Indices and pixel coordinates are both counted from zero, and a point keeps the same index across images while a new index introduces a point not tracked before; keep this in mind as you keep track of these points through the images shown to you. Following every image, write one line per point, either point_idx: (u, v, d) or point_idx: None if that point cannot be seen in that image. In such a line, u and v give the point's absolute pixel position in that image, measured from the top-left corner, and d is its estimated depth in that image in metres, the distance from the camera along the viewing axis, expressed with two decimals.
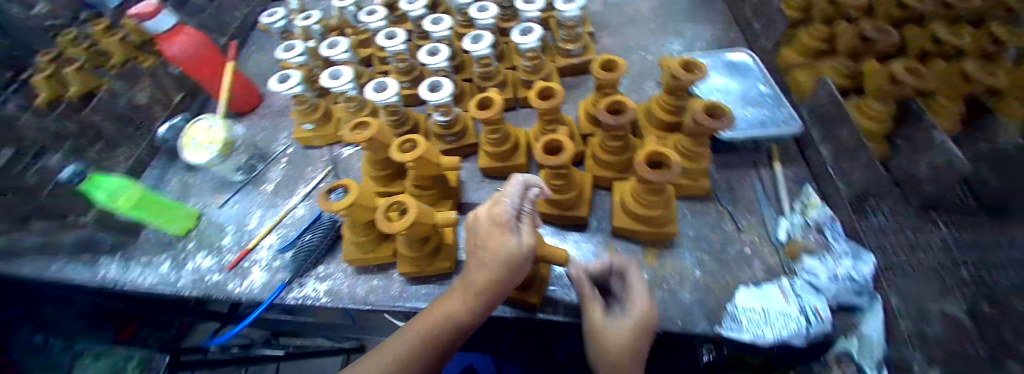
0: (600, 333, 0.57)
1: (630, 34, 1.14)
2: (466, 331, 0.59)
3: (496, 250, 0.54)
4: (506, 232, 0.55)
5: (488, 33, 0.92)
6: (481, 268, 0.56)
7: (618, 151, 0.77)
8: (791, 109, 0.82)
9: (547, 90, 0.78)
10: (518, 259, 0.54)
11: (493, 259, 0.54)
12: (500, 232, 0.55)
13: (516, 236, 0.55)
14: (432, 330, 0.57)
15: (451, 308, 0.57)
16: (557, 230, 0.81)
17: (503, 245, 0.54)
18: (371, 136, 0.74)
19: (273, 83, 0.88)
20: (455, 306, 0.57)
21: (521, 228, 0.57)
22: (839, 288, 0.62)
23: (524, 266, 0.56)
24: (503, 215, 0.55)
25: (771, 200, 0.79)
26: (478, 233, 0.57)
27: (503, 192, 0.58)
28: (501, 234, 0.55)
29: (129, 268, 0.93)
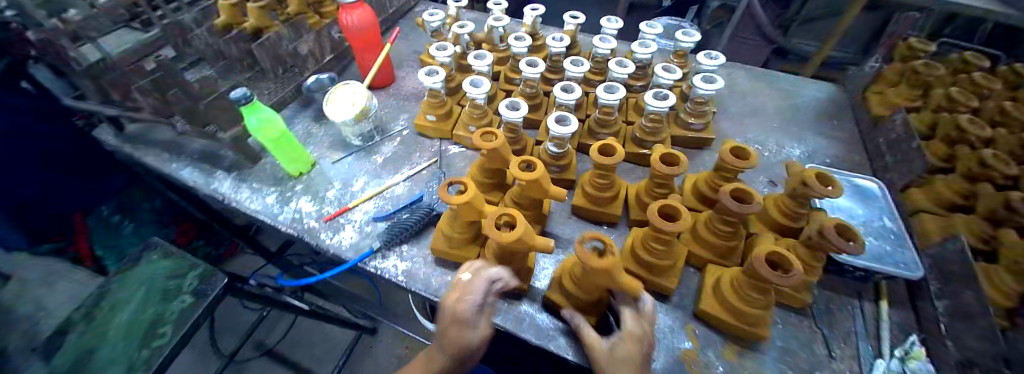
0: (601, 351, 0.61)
1: (746, 126, 1.18)
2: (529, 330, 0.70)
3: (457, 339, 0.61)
4: (465, 326, 0.61)
5: (622, 86, 0.98)
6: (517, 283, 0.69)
7: (726, 236, 0.77)
8: (915, 254, 0.79)
9: (671, 157, 0.81)
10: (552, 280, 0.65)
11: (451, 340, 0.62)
12: (459, 326, 0.61)
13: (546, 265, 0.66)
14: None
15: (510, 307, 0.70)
16: None
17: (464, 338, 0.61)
18: (499, 146, 0.79)
19: (422, 75, 0.99)
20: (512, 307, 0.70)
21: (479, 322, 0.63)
22: None
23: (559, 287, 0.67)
24: (462, 311, 0.60)
25: (870, 337, 0.75)
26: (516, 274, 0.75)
27: (467, 287, 0.63)
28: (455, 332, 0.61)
29: (238, 188, 1.03)
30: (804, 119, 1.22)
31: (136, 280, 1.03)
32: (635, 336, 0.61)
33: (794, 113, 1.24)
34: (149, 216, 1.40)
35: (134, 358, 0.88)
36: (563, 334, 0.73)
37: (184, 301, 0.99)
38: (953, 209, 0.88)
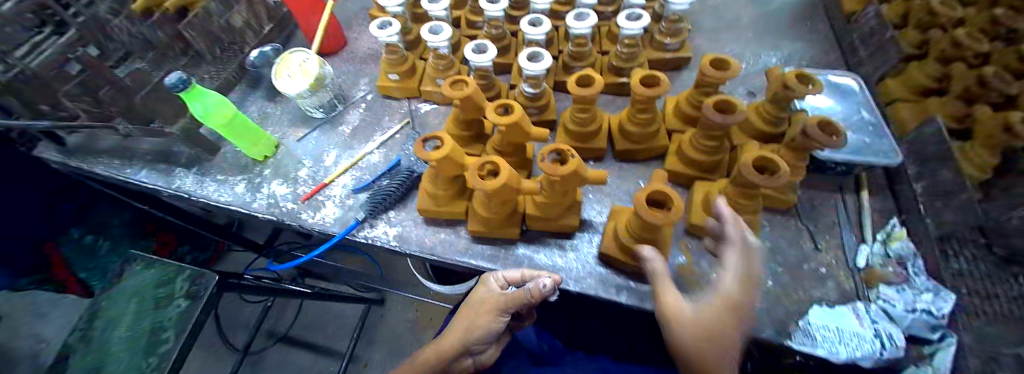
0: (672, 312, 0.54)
1: (723, 40, 1.14)
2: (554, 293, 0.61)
3: (481, 319, 0.68)
4: (492, 315, 0.68)
5: (593, 13, 0.91)
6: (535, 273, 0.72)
7: (711, 151, 0.76)
8: (893, 141, 0.80)
9: (651, 79, 0.77)
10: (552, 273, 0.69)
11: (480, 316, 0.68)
12: (487, 313, 0.68)
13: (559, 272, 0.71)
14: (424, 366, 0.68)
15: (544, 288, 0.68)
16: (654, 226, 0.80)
17: (485, 322, 0.68)
18: (470, 94, 0.74)
19: (374, 28, 0.91)
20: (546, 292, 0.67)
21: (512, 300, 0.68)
22: (911, 318, 0.64)
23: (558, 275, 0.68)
24: (492, 296, 0.68)
25: (853, 226, 0.78)
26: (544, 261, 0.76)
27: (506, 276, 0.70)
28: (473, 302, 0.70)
29: (204, 182, 0.97)
30: (778, 24, 1.18)
31: (124, 296, 1.01)
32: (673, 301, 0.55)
33: (768, 20, 1.20)
34: (122, 231, 1.30)
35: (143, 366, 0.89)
36: (561, 270, 0.76)
37: (178, 305, 0.97)
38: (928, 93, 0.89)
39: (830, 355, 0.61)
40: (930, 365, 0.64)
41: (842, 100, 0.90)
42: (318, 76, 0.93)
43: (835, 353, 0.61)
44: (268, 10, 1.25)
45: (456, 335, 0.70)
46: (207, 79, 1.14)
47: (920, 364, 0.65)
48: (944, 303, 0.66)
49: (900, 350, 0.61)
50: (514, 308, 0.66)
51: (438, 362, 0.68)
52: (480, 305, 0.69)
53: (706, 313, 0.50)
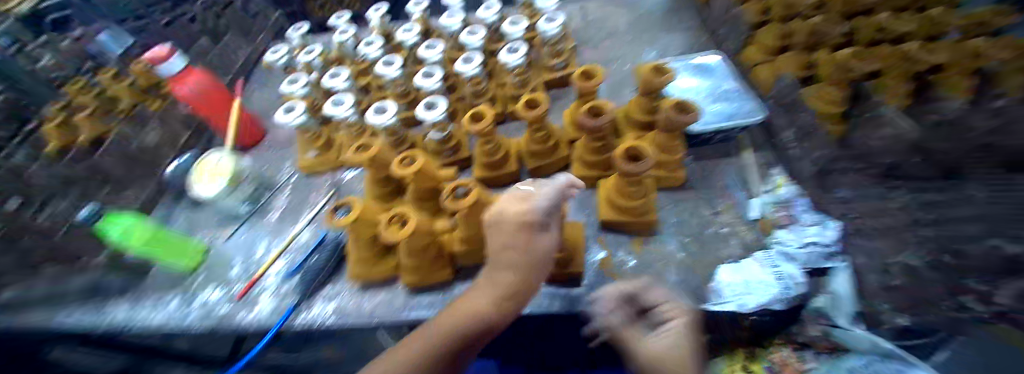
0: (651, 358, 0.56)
1: (607, 48, 1.26)
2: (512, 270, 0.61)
3: (529, 248, 0.58)
4: (534, 232, 0.58)
5: (478, 54, 1.00)
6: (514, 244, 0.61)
7: (599, 151, 0.85)
8: (758, 101, 0.90)
9: (533, 101, 0.86)
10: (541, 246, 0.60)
11: (520, 256, 0.58)
12: (529, 228, 0.58)
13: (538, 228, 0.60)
14: (458, 328, 0.60)
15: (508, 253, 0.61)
16: (592, 232, 0.85)
17: (536, 242, 0.58)
18: (373, 155, 0.80)
19: (279, 114, 0.96)
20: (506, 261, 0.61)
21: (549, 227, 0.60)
22: (806, 252, 0.72)
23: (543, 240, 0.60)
24: (541, 213, 0.58)
25: (743, 185, 0.86)
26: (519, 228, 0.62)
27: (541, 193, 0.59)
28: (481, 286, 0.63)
29: (138, 307, 0.95)
30: (652, 22, 1.32)
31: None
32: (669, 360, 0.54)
33: (644, 20, 1.35)
34: None
35: None
36: None
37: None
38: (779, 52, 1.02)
39: (740, 308, 0.67)
40: (829, 293, 0.72)
41: (711, 75, 1.01)
42: (234, 172, 1.01)
43: (744, 304, 0.67)
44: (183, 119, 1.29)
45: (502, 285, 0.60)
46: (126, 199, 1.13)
47: (820, 294, 0.73)
48: (830, 231, 0.74)
49: (799, 286, 0.67)
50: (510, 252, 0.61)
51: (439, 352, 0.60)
52: (500, 222, 0.60)
53: (665, 346, 0.56)
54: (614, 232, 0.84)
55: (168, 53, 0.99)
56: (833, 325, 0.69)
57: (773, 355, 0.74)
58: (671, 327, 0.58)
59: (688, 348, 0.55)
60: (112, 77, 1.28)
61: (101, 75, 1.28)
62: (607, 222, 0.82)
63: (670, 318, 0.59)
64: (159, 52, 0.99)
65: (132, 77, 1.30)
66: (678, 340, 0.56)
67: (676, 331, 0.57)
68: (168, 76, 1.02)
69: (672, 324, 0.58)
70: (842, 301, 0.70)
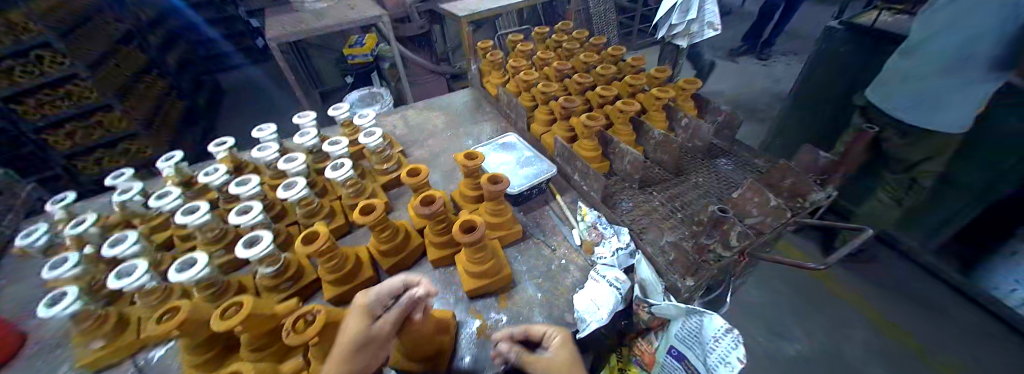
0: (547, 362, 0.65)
1: (432, 145, 1.45)
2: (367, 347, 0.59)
3: (349, 333, 0.59)
4: (365, 316, 0.61)
5: (302, 177, 1.03)
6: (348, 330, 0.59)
7: (443, 232, 0.95)
8: (549, 161, 1.18)
9: (369, 207, 0.92)
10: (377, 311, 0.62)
11: (344, 342, 0.58)
12: (360, 316, 0.61)
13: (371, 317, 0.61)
14: None
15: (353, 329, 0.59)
16: (464, 306, 0.90)
17: (356, 326, 0.59)
18: (186, 316, 0.69)
19: (38, 310, 0.74)
20: (354, 329, 0.59)
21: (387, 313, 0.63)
22: (616, 258, 0.91)
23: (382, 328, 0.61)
24: (370, 301, 0.63)
25: (564, 220, 1.08)
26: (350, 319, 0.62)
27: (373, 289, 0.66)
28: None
29: None
30: (463, 119, 1.61)
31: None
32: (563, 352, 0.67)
33: (456, 118, 1.63)
34: None
35: None
36: None
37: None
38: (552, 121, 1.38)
39: (600, 322, 0.79)
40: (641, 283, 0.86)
41: (513, 148, 1.27)
42: None
43: (601, 318, 0.80)
44: None
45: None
46: None
47: (637, 282, 0.87)
48: (623, 235, 0.95)
49: (623, 284, 0.84)
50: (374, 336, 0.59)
51: None
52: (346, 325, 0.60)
53: (559, 353, 0.67)
54: (480, 297, 0.91)
55: None
56: (650, 305, 0.78)
57: (637, 350, 0.88)
58: (556, 342, 0.70)
59: (572, 352, 0.68)
60: None
61: None
62: (470, 291, 0.89)
63: (554, 340, 0.71)
64: None
65: None
66: (568, 351, 0.68)
67: (564, 341, 0.70)
68: None
69: (557, 339, 0.71)
70: (649, 282, 0.84)
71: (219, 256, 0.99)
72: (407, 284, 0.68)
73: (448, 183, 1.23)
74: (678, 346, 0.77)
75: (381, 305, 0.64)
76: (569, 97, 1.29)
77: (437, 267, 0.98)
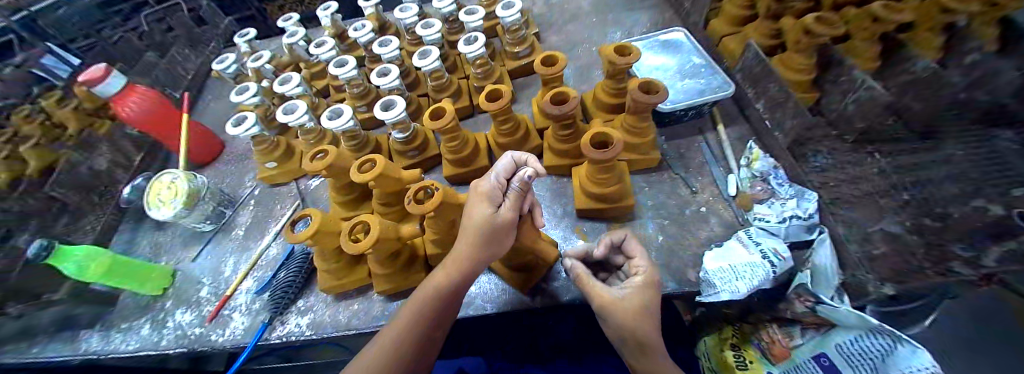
0: (609, 304, 0.53)
1: (572, 30, 1.19)
2: (494, 235, 0.55)
3: (476, 220, 0.55)
4: (486, 201, 0.55)
5: (435, 47, 0.96)
6: (473, 211, 0.56)
7: (569, 138, 0.81)
8: (724, 74, 0.87)
9: (495, 93, 0.83)
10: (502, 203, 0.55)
11: (472, 226, 0.56)
12: (482, 200, 0.56)
13: (493, 206, 0.55)
14: (440, 290, 0.58)
15: (477, 215, 0.55)
16: (572, 223, 0.81)
17: (480, 213, 0.55)
18: (332, 162, 0.76)
19: (229, 127, 0.91)
20: (480, 214, 0.55)
21: (505, 200, 0.55)
22: (787, 227, 0.69)
23: (508, 233, 0.56)
24: (485, 185, 0.56)
25: (720, 160, 0.83)
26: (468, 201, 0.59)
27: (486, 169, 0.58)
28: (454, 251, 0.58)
29: (107, 337, 0.90)
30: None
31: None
32: (635, 297, 0.53)
33: None
34: None
35: None
36: (473, 295, 0.74)
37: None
38: (745, 21, 0.98)
39: (733, 296, 0.61)
40: (812, 268, 0.67)
41: (678, 51, 0.97)
42: (190, 191, 0.90)
43: (735, 291, 0.62)
44: (135, 141, 1.20)
45: (465, 259, 0.57)
46: (85, 229, 1.05)
47: (805, 269, 0.68)
48: (808, 203, 0.70)
49: (785, 260, 0.63)
50: (495, 226, 0.55)
51: (437, 302, 0.57)
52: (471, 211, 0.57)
53: (630, 296, 0.53)
54: (595, 220, 0.80)
55: (106, 72, 0.92)
56: (815, 301, 0.59)
57: (762, 334, 0.70)
58: (638, 279, 0.55)
59: (652, 299, 0.53)
60: (56, 102, 1.18)
61: (44, 102, 1.18)
62: (583, 211, 0.79)
63: (637, 273, 0.56)
64: (94, 73, 0.92)
65: (75, 100, 1.20)
66: (642, 298, 0.52)
67: (643, 284, 0.54)
68: (108, 97, 0.96)
69: (640, 278, 0.55)
70: (826, 273, 0.66)
71: (362, 112, 1.04)
72: (516, 167, 0.56)
73: (582, 83, 1.04)
74: (831, 356, 0.59)
75: (498, 191, 0.56)
76: None
77: (550, 174, 0.89)
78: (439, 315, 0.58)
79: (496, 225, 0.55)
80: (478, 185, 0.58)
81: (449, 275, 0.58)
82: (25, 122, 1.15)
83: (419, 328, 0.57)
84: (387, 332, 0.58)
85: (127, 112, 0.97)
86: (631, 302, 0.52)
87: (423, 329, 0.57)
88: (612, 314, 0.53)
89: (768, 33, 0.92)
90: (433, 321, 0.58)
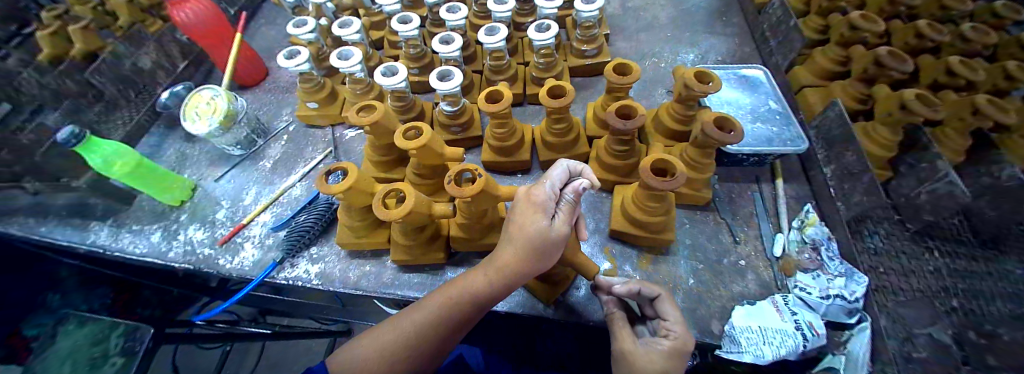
0: (629, 359, 0.50)
1: (643, 40, 1.13)
2: (544, 251, 0.52)
3: (528, 230, 0.52)
4: (541, 212, 0.52)
5: (504, 25, 0.92)
6: (526, 221, 0.52)
7: (623, 155, 0.76)
8: (800, 128, 0.82)
9: (559, 89, 0.78)
10: (558, 222, 0.52)
11: (522, 235, 0.52)
12: (537, 211, 0.52)
13: (548, 219, 0.52)
14: (474, 295, 0.55)
15: (530, 226, 0.52)
16: (602, 241, 0.78)
17: (533, 224, 0.52)
18: (376, 120, 0.73)
19: (281, 58, 0.88)
20: (534, 226, 0.52)
21: (559, 213, 0.54)
22: (828, 305, 0.64)
23: (556, 250, 0.53)
24: (541, 194, 0.53)
25: (770, 216, 0.79)
26: (515, 207, 0.55)
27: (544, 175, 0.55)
28: (496, 257, 0.55)
29: (120, 234, 0.91)
30: (699, 16, 1.17)
31: (56, 359, 0.89)
32: (657, 364, 0.48)
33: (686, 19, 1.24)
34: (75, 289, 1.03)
35: None
36: None
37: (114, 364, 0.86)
38: (832, 77, 0.92)
39: (757, 360, 0.59)
40: (846, 351, 0.64)
41: (754, 90, 0.91)
42: (228, 112, 0.88)
43: (761, 357, 0.59)
44: (181, 48, 1.19)
45: (505, 269, 0.54)
46: (119, 123, 1.06)
47: (837, 351, 0.65)
48: (858, 287, 0.65)
49: (819, 338, 0.60)
50: (548, 243, 0.52)
51: (469, 306, 0.55)
52: (522, 220, 0.53)
53: (650, 356, 0.49)
54: (628, 245, 0.76)
55: None
56: None
57: None
58: (666, 342, 0.50)
59: (677, 365, 0.49)
60: None
61: None
62: (617, 233, 0.75)
63: (667, 334, 0.51)
64: None
65: None
66: (666, 364, 0.48)
67: (670, 350, 0.49)
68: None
69: (668, 341, 0.50)
70: (856, 358, 0.62)
71: (414, 75, 1.02)
72: (570, 177, 0.57)
73: (643, 98, 0.99)
74: None
75: (553, 202, 0.53)
76: (895, 52, 0.80)
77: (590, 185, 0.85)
78: (468, 318, 0.56)
79: (551, 241, 0.51)
80: (532, 194, 0.54)
81: (487, 281, 0.55)
82: (80, 3, 1.14)
83: (440, 327, 0.55)
84: (405, 319, 0.55)
85: (183, 17, 0.95)
86: (654, 364, 0.48)
87: (445, 328, 0.55)
88: (629, 372, 0.50)
89: (857, 96, 0.85)
90: (460, 323, 0.55)
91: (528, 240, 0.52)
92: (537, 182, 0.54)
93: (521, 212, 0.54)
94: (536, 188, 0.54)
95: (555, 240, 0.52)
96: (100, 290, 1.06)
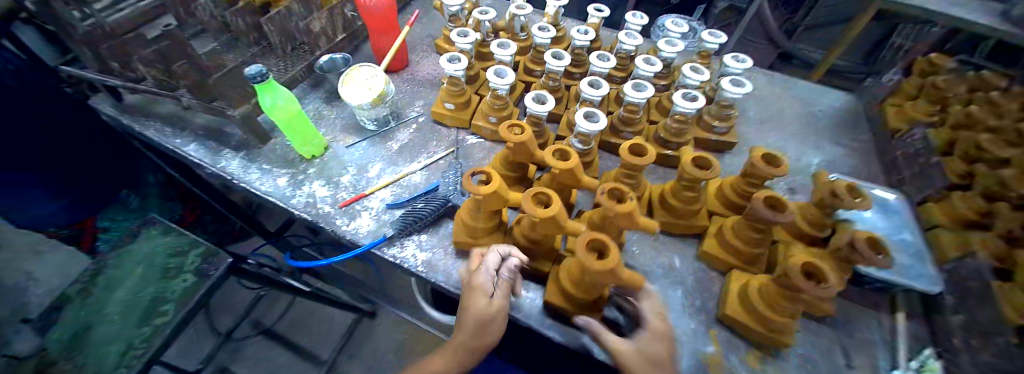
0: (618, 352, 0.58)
1: (766, 132, 1.14)
2: (489, 326, 0.64)
3: (474, 311, 0.64)
4: (481, 295, 0.65)
5: (651, 85, 0.95)
6: (470, 308, 0.64)
7: (754, 242, 0.76)
8: (934, 268, 0.79)
9: (704, 162, 0.79)
10: (495, 302, 0.65)
11: (470, 318, 0.64)
12: (479, 295, 0.65)
13: (487, 299, 0.65)
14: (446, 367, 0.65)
15: (475, 306, 0.64)
16: (705, 320, 0.76)
17: (477, 306, 0.64)
18: (527, 141, 0.77)
19: (444, 60, 0.95)
20: (476, 304, 0.64)
21: (497, 293, 0.66)
22: None
23: (495, 326, 0.65)
24: (481, 279, 0.66)
25: (885, 348, 0.76)
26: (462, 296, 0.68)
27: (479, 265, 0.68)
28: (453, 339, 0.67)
29: (248, 169, 0.98)
30: (825, 123, 1.18)
31: (134, 258, 1.03)
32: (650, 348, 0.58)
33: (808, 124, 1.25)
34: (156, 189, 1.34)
35: (135, 335, 0.91)
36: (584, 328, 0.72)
37: (186, 280, 0.99)
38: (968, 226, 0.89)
39: None
40: None
41: (883, 214, 0.90)
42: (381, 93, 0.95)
43: None
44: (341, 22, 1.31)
45: (462, 348, 0.65)
46: (273, 72, 1.16)
47: None
48: None
49: None
50: (491, 320, 0.64)
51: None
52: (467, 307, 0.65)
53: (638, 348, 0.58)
54: (733, 330, 0.75)
55: None
56: None
57: None
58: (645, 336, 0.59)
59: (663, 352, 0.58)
60: None
61: None
62: (728, 317, 0.74)
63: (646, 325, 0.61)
64: None
65: None
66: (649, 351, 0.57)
67: (652, 337, 0.59)
68: None
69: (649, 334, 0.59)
70: None
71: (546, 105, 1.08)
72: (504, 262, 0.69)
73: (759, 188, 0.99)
74: None
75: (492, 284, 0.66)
76: None
77: (701, 260, 0.85)
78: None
79: (490, 318, 0.64)
80: (473, 280, 0.66)
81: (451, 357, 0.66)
82: None
83: None
84: None
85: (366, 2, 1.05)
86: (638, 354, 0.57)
87: None
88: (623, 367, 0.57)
89: None
90: None
91: (478, 319, 0.64)
92: (476, 272, 0.67)
93: (467, 299, 0.66)
94: (476, 277, 0.66)
95: (496, 311, 0.64)
96: (172, 207, 1.37)
